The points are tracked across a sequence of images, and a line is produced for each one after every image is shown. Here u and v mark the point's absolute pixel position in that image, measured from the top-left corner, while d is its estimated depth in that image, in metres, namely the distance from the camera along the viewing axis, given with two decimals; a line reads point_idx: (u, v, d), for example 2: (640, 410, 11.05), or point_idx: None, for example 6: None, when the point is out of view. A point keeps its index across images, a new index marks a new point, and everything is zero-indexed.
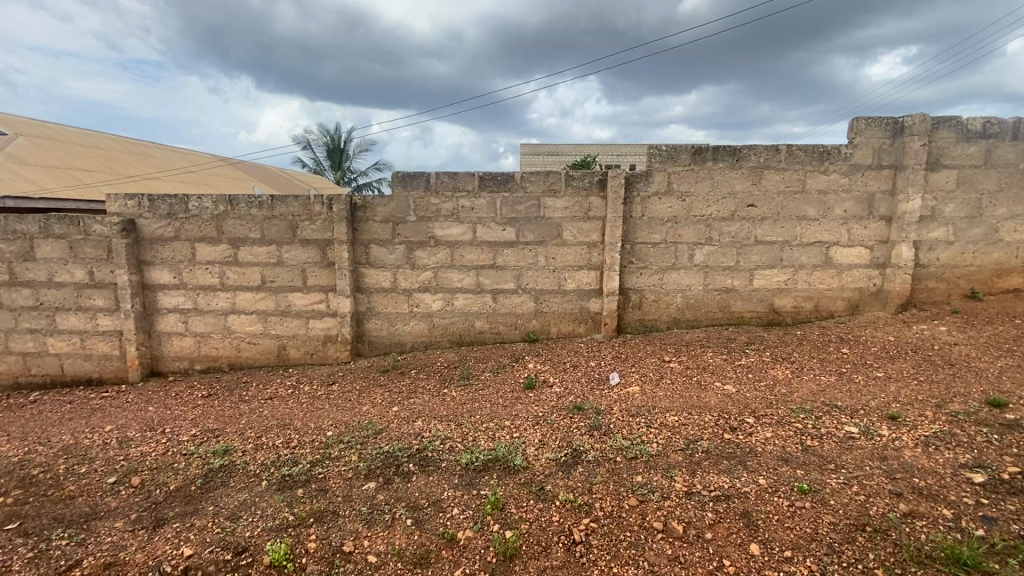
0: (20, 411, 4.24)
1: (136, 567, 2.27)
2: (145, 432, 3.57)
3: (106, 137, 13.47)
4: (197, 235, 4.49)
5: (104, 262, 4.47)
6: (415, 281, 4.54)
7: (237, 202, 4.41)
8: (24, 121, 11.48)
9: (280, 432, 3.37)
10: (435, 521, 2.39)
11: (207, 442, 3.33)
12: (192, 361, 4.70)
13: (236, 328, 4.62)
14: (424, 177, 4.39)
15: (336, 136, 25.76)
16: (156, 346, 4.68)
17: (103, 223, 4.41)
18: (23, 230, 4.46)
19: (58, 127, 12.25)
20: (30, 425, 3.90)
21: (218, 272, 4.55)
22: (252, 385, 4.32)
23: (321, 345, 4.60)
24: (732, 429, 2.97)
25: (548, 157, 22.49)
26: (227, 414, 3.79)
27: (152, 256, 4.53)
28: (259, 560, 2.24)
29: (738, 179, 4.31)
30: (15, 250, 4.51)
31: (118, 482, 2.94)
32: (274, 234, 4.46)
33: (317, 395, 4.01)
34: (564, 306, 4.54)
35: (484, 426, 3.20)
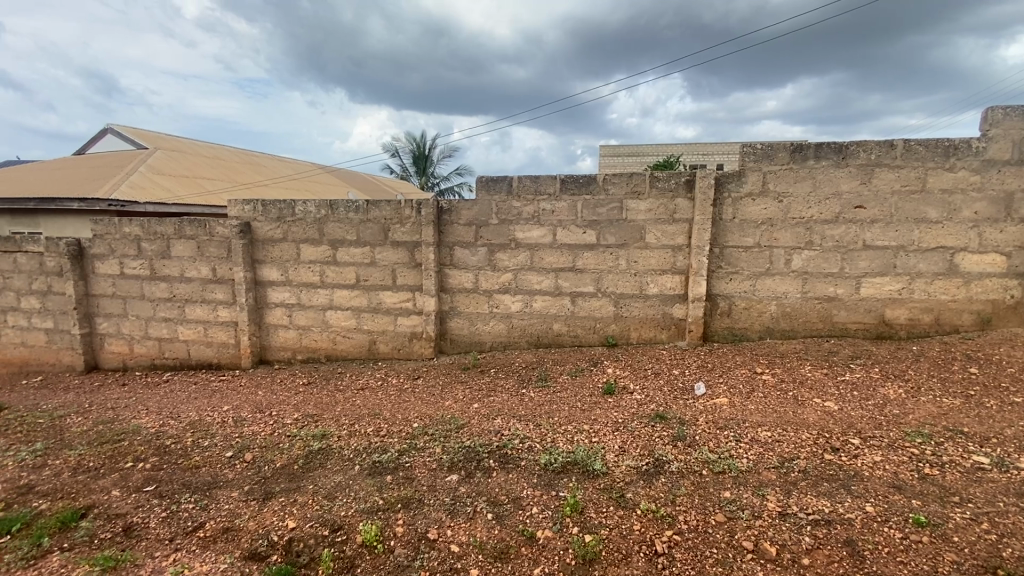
0: (156, 388, 4.88)
1: (247, 534, 2.53)
2: (256, 413, 3.97)
3: (226, 149, 15.13)
4: (302, 237, 4.91)
5: (224, 261, 5.02)
6: (496, 282, 4.64)
7: (337, 206, 4.77)
8: (162, 137, 13.23)
9: (371, 421, 3.59)
10: (515, 518, 2.43)
11: (307, 426, 3.63)
12: (295, 350, 5.13)
13: (333, 322, 4.99)
14: (506, 181, 4.48)
15: (421, 143, 27.00)
16: (264, 337, 5.18)
17: (224, 226, 4.96)
18: (162, 232, 5.13)
19: (187, 141, 13.96)
20: (165, 401, 4.48)
21: (318, 271, 4.94)
22: (346, 376, 4.65)
23: (407, 341, 4.84)
24: (834, 449, 2.74)
25: (628, 158, 21.98)
26: (324, 402, 4.10)
27: (264, 256, 5.02)
28: (352, 539, 2.40)
29: (844, 178, 3.97)
30: (156, 249, 5.20)
31: (233, 456, 3.30)
32: (368, 236, 4.77)
33: (403, 388, 4.23)
34: (646, 311, 4.42)
35: (563, 429, 3.20)
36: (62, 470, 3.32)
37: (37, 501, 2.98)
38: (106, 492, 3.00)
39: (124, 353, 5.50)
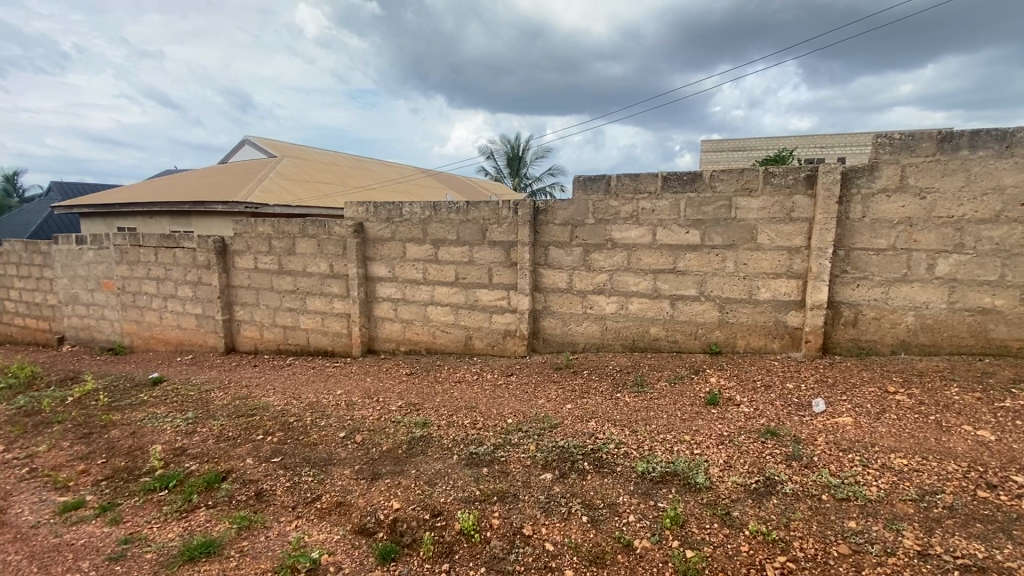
0: (281, 371, 5.45)
1: (357, 510, 2.74)
2: (364, 398, 4.28)
3: (341, 156, 16.52)
4: (407, 237, 5.21)
5: (340, 257, 5.49)
6: (591, 283, 4.58)
7: (440, 208, 5.01)
8: (288, 147, 14.77)
9: (468, 413, 3.72)
10: (611, 524, 2.38)
11: (410, 414, 3.85)
12: (398, 342, 5.46)
13: (433, 317, 5.24)
14: (605, 180, 4.40)
15: (516, 144, 27.47)
16: (372, 328, 5.57)
17: (341, 226, 5.41)
18: (289, 231, 5.72)
19: (309, 150, 15.45)
20: (288, 382, 4.99)
21: (421, 268, 5.21)
22: (444, 369, 4.85)
23: (501, 339, 4.95)
24: (990, 486, 2.35)
25: (733, 154, 20.60)
26: (425, 392, 4.32)
27: (374, 253, 5.40)
28: (450, 526, 2.50)
29: (1008, 171, 3.39)
30: (284, 246, 5.81)
31: (345, 437, 3.59)
32: (467, 236, 4.94)
33: (497, 384, 4.32)
34: (754, 317, 4.12)
35: (661, 437, 3.07)
36: (208, 437, 3.83)
37: (190, 462, 3.47)
38: (242, 459, 3.41)
39: (256, 337, 6.21)
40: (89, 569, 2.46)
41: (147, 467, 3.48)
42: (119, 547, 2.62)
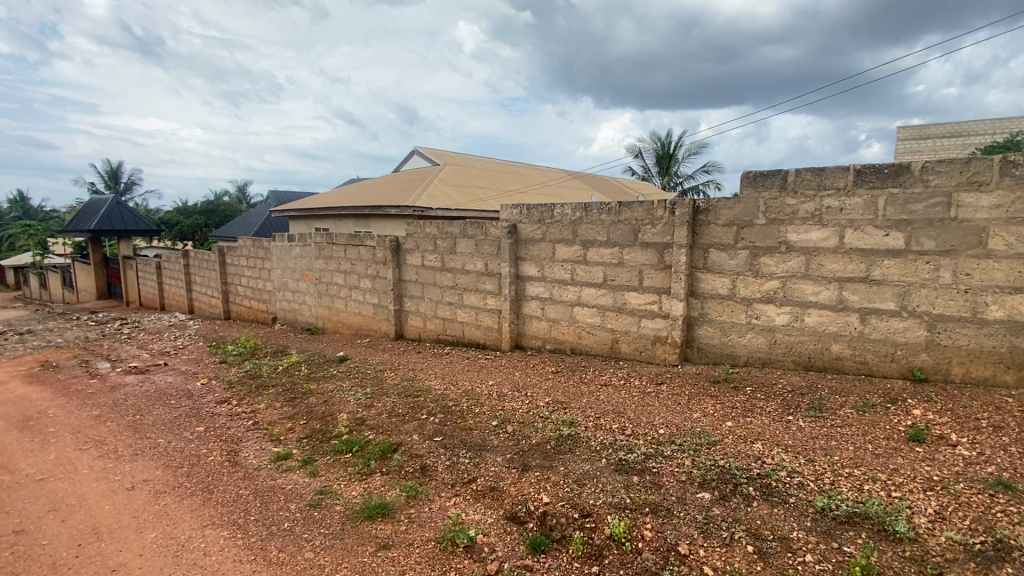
0: (440, 358, 5.95)
1: (509, 497, 2.87)
2: (514, 391, 4.47)
3: (494, 161, 17.50)
4: (558, 237, 5.30)
5: (494, 257, 5.81)
6: (757, 290, 4.16)
7: (592, 209, 5.01)
8: (449, 155, 16.10)
9: (616, 418, 3.65)
10: (782, 559, 2.14)
11: (558, 411, 3.91)
12: (545, 340, 5.58)
13: (580, 318, 5.25)
14: (780, 176, 3.98)
15: (667, 142, 26.28)
16: (521, 325, 5.78)
17: (496, 227, 5.72)
18: (451, 232, 6.23)
19: (466, 157, 16.66)
20: (446, 369, 5.43)
21: (571, 269, 5.25)
22: (590, 370, 4.83)
23: (650, 344, 4.76)
24: None
25: (943, 141, 16.94)
26: (571, 391, 4.35)
27: (525, 254, 5.59)
28: (600, 529, 2.48)
29: None
30: (445, 245, 6.34)
31: (497, 426, 3.78)
32: (618, 237, 4.85)
33: (647, 391, 4.16)
34: (979, 340, 3.35)
35: (846, 471, 2.67)
36: (382, 412, 4.35)
37: (368, 432, 3.97)
38: (409, 435, 3.80)
39: (420, 327, 6.88)
40: (295, 510, 2.97)
41: (336, 432, 4.08)
42: (317, 496, 3.11)
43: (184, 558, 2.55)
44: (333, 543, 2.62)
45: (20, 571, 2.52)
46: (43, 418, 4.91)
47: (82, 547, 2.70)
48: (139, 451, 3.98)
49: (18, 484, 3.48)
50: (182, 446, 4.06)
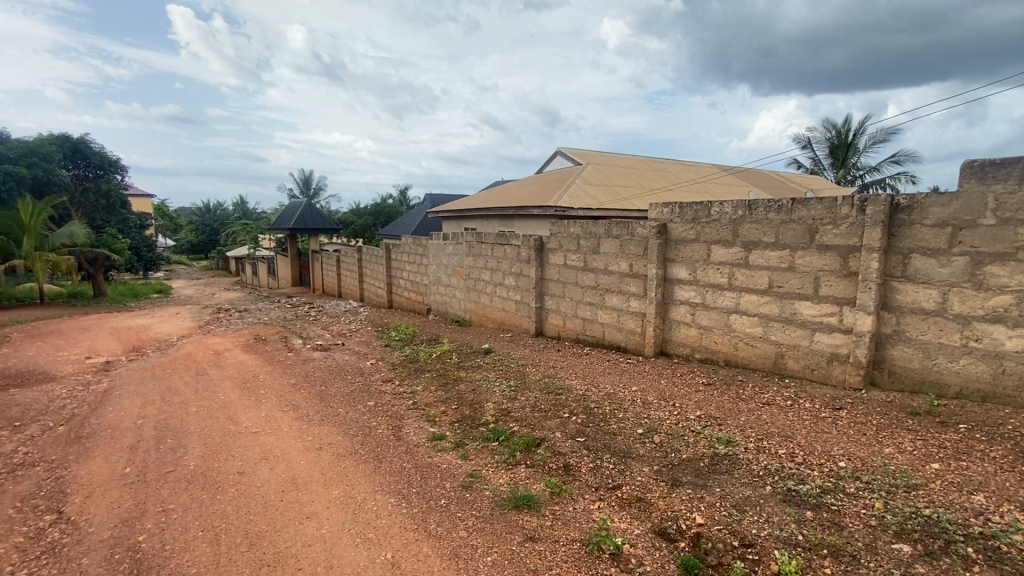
0: (581, 358, 5.92)
1: (657, 511, 2.74)
2: (661, 400, 4.26)
3: (638, 159, 16.97)
4: (714, 238, 4.91)
5: (641, 258, 5.60)
6: (978, 306, 3.38)
7: (756, 207, 4.55)
8: (592, 154, 16.03)
9: (783, 442, 3.26)
10: None
11: (712, 427, 3.63)
12: (694, 348, 5.22)
13: (737, 327, 4.81)
14: (1021, 164, 3.19)
15: (843, 130, 22.94)
16: (667, 330, 5.47)
17: (645, 227, 5.51)
18: (596, 231, 6.16)
19: (610, 155, 16.41)
20: (587, 370, 5.39)
21: (728, 273, 4.83)
22: (748, 386, 4.39)
23: (825, 362, 4.18)
24: None
25: None
26: (726, 407, 4.01)
27: (675, 255, 5.28)
28: (765, 563, 2.24)
29: None
30: (590, 245, 6.28)
31: (643, 434, 3.64)
32: (789, 239, 4.34)
33: (820, 415, 3.65)
34: None
35: None
36: (526, 405, 4.48)
37: (512, 424, 4.12)
38: (552, 431, 3.85)
39: (559, 326, 6.92)
40: (449, 488, 3.20)
41: (483, 420, 4.30)
42: (468, 478, 3.31)
43: (361, 516, 2.92)
44: (483, 526, 2.76)
45: (243, 504, 3.11)
46: (256, 381, 6.02)
47: (284, 493, 3.24)
48: (324, 417, 4.65)
49: (241, 433, 4.31)
50: (356, 417, 4.65)
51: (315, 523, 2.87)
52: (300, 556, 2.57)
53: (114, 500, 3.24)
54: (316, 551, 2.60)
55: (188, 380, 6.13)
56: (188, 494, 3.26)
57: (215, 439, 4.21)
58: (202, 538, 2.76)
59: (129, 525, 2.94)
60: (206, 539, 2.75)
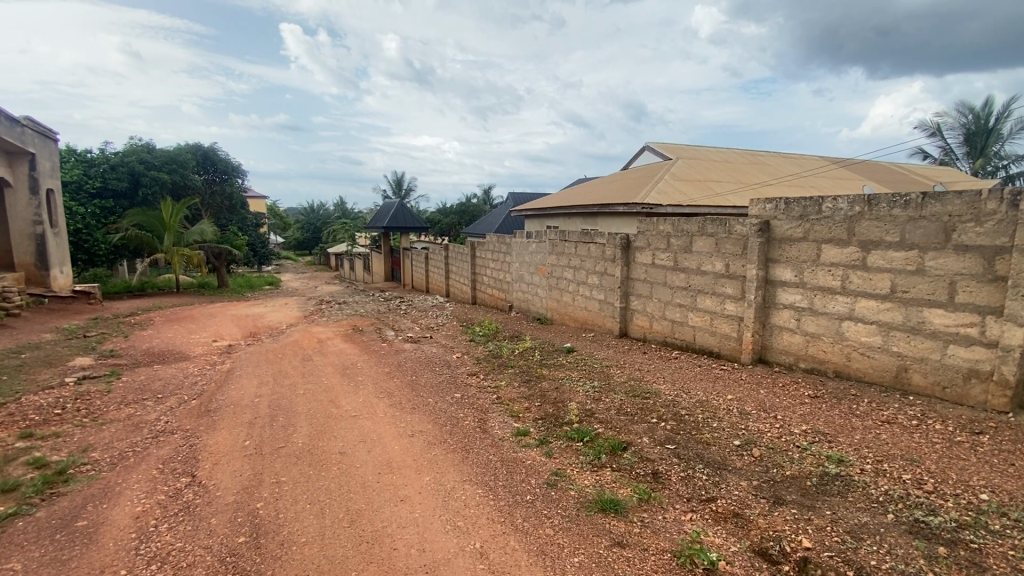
0: (670, 362, 5.68)
1: (757, 529, 2.56)
2: (760, 411, 3.98)
3: (734, 153, 15.96)
4: (826, 237, 4.49)
5: (739, 257, 5.26)
6: None
7: (878, 202, 4.09)
8: (683, 149, 15.32)
9: (907, 466, 2.91)
10: None
11: (820, 443, 3.33)
12: (798, 357, 4.81)
13: (851, 335, 4.36)
14: None
15: (984, 114, 19.97)
16: (767, 336, 5.09)
17: (744, 224, 5.17)
18: (688, 229, 5.88)
19: (702, 149, 15.59)
20: (677, 375, 5.16)
21: (841, 275, 4.40)
22: (863, 401, 3.97)
23: (961, 380, 3.66)
24: None
25: None
26: (837, 422, 3.65)
27: (779, 255, 4.89)
28: None
29: None
30: (681, 244, 6.01)
31: (740, 446, 3.42)
32: (918, 238, 3.86)
33: (955, 439, 3.20)
34: None
35: None
36: (611, 407, 4.38)
37: (598, 426, 4.04)
38: (639, 436, 3.74)
39: (645, 327, 6.69)
40: (534, 485, 3.21)
41: (567, 419, 4.28)
42: (553, 476, 3.31)
43: (451, 504, 3.02)
44: (569, 526, 2.74)
45: (344, 482, 3.34)
46: (353, 369, 6.45)
47: (380, 475, 3.44)
48: (415, 406, 4.88)
49: (341, 416, 4.64)
50: (444, 407, 4.82)
51: (409, 507, 3.01)
52: (395, 536, 2.71)
53: (236, 469, 3.62)
54: (409, 534, 2.73)
55: (295, 365, 6.72)
56: (297, 469, 3.57)
57: (319, 420, 4.56)
58: (309, 511, 3.00)
59: (248, 492, 3.27)
60: (313, 512, 2.99)
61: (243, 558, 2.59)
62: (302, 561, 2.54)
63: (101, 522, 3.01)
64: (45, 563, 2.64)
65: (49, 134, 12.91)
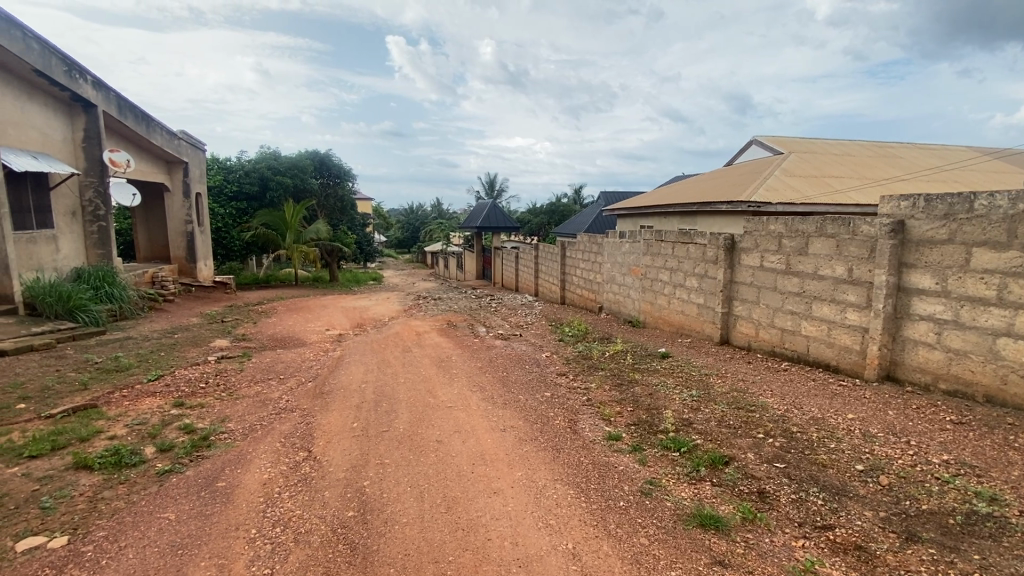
0: (778, 374, 5.24)
1: (884, 567, 2.28)
2: (888, 435, 3.54)
3: (858, 145, 14.35)
4: (978, 239, 3.89)
5: (865, 261, 4.73)
6: None
7: None
8: (796, 142, 14.07)
9: None
10: None
11: (966, 477, 2.89)
12: (937, 377, 4.21)
13: (1008, 355, 3.73)
14: None
15: None
16: (898, 351, 4.51)
17: (872, 224, 4.64)
18: (804, 230, 5.40)
19: (819, 142, 14.21)
20: (787, 388, 4.74)
21: (997, 284, 3.78)
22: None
23: None
24: None
25: None
26: (989, 454, 3.14)
27: (915, 259, 4.32)
28: None
29: None
30: (795, 245, 5.52)
31: (864, 472, 3.07)
32: None
33: None
34: None
35: None
36: (711, 418, 4.14)
37: (696, 436, 3.85)
38: (743, 451, 3.49)
39: (750, 335, 6.24)
40: (628, 492, 3.13)
41: (663, 427, 4.11)
42: (647, 485, 3.20)
43: (543, 502, 3.03)
44: (665, 538, 2.64)
45: (441, 469, 3.50)
46: (448, 362, 6.74)
47: (475, 465, 3.56)
48: (507, 402, 4.98)
49: (438, 406, 4.86)
50: (535, 405, 4.87)
51: (502, 499, 3.08)
52: (490, 527, 2.78)
53: (346, 448, 3.94)
54: (502, 526, 2.79)
55: (395, 356, 7.15)
56: (399, 453, 3.81)
57: (418, 408, 4.82)
58: (409, 493, 3.18)
59: (357, 471, 3.54)
60: (413, 495, 3.17)
61: (353, 531, 2.80)
62: (403, 540, 2.70)
63: (236, 485, 3.42)
64: (193, 516, 3.05)
65: (199, 144, 14.91)
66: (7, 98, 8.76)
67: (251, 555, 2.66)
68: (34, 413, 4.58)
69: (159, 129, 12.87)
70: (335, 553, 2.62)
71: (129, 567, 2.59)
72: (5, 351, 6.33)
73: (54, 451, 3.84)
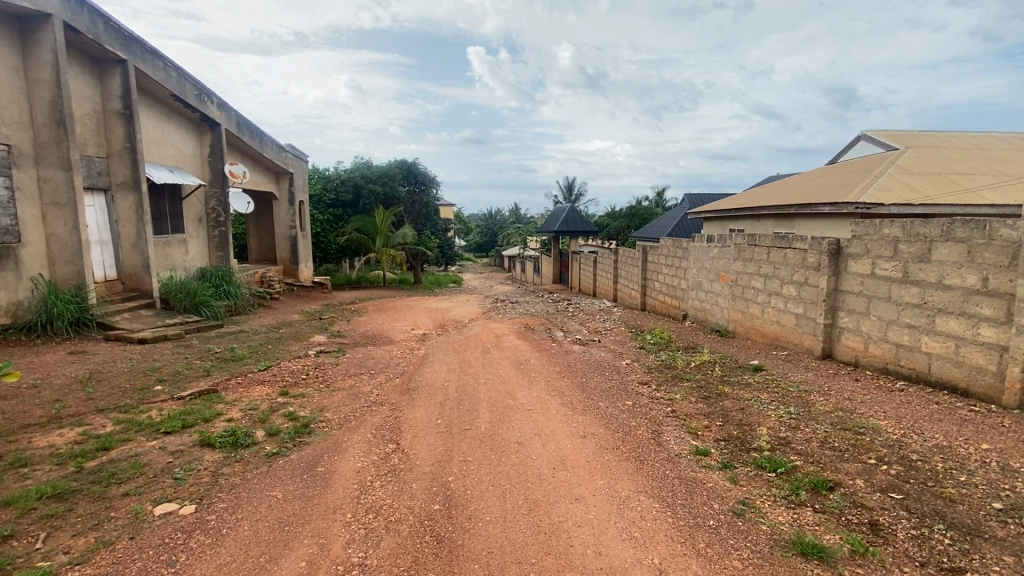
0: (892, 395, 4.71)
1: None
2: None
3: (991, 137, 12.64)
4: None
5: (1004, 269, 4.15)
6: None
7: None
8: (914, 136, 12.66)
9: None
10: None
11: None
12: None
13: None
14: None
15: None
16: None
17: (1015, 228, 4.07)
18: (925, 233, 4.83)
19: (942, 135, 12.69)
20: (904, 411, 4.25)
21: None
22: None
23: None
24: None
25: None
26: None
27: None
28: None
29: None
30: (914, 251, 4.95)
31: (1002, 511, 2.68)
32: None
33: None
34: None
35: None
36: (813, 439, 3.81)
37: (795, 458, 3.56)
38: (851, 477, 3.18)
39: (858, 349, 5.67)
40: (718, 510, 2.97)
41: (757, 445, 3.85)
42: (739, 505, 3.01)
43: (626, 513, 2.96)
44: (761, 563, 2.48)
45: (523, 471, 3.53)
46: (527, 365, 6.81)
47: (556, 470, 3.55)
48: (586, 408, 4.92)
49: (517, 408, 4.91)
50: (616, 413, 4.77)
51: (584, 507, 3.05)
52: (572, 533, 2.77)
53: (430, 443, 4.10)
54: (585, 534, 2.76)
55: (476, 357, 7.36)
56: (481, 452, 3.89)
57: (498, 409, 4.92)
58: (492, 492, 3.25)
59: (442, 466, 3.68)
60: (495, 493, 3.24)
61: (439, 524, 2.92)
62: (486, 538, 2.76)
63: (333, 471, 3.68)
64: (297, 496, 3.33)
65: (303, 156, 16.28)
66: (151, 121, 10.13)
67: (348, 537, 2.85)
68: (168, 394, 5.24)
69: (270, 143, 14.22)
70: (423, 544, 2.73)
71: (244, 537, 2.88)
72: (145, 338, 7.29)
73: (184, 428, 4.37)
